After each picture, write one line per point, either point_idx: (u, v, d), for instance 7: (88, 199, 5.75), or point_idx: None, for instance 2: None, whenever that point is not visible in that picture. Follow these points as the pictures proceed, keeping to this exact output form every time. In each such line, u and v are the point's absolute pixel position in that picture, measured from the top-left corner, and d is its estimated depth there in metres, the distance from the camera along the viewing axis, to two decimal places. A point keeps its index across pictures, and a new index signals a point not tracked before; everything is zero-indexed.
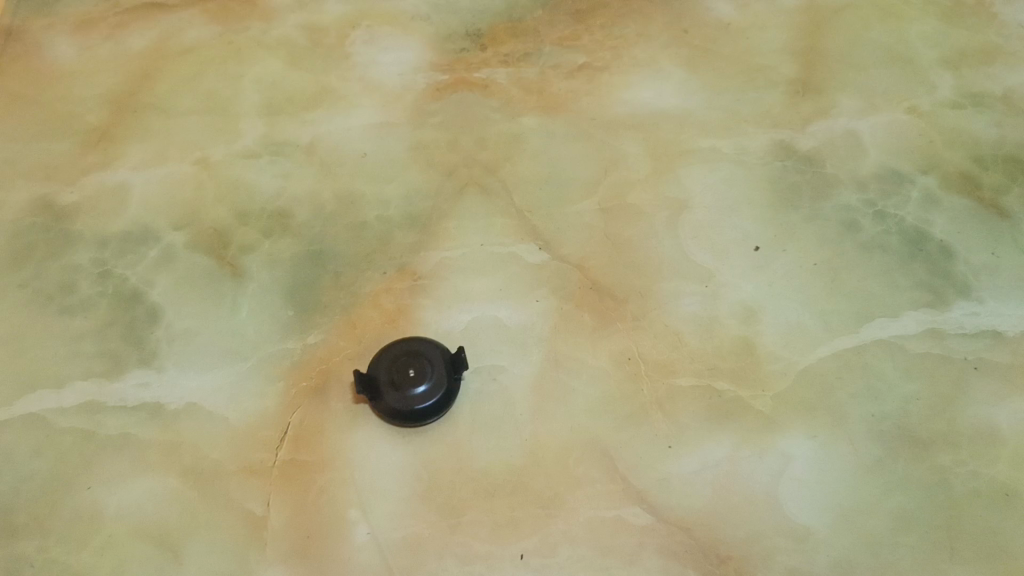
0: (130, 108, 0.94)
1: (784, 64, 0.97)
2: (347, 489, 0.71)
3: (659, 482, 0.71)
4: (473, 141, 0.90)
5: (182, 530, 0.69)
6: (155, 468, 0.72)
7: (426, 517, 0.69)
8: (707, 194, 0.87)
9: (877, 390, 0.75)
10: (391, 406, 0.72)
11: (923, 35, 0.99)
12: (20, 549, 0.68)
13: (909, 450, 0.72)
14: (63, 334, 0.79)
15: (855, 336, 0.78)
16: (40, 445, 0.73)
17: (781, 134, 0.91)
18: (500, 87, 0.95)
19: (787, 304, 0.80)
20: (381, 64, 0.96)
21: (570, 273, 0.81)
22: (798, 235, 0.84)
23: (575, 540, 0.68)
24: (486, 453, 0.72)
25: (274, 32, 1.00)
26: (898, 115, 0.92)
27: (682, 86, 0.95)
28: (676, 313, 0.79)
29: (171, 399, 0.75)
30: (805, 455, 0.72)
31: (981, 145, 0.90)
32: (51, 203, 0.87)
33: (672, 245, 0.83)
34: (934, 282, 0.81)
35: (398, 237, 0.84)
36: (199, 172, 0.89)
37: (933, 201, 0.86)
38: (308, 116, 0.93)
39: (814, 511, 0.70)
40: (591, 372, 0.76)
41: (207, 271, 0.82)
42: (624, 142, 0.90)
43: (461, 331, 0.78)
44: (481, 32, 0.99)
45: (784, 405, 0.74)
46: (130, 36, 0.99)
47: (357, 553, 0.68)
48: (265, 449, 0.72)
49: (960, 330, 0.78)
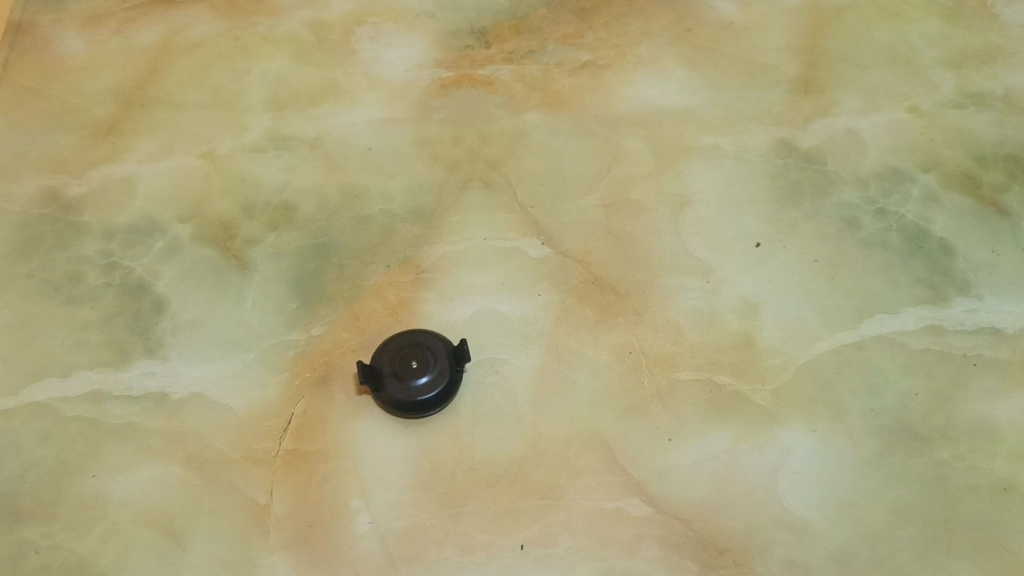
0: (137, 102, 0.95)
1: (787, 63, 0.97)
2: (350, 478, 0.71)
3: (659, 474, 0.72)
4: (476, 137, 0.91)
5: (185, 517, 0.70)
6: (159, 456, 0.72)
7: (427, 506, 0.70)
8: (709, 190, 0.87)
9: (877, 385, 0.75)
10: (393, 397, 0.73)
11: (925, 35, 1.00)
12: (26, 534, 0.69)
13: (907, 445, 0.73)
14: (69, 323, 0.80)
15: (855, 331, 0.79)
16: (46, 432, 0.74)
17: (783, 132, 0.92)
18: (504, 84, 0.95)
19: (787, 299, 0.80)
20: (386, 61, 0.97)
21: (572, 268, 0.82)
22: (799, 231, 0.85)
23: (575, 530, 0.69)
24: (488, 444, 0.73)
25: (280, 28, 1.00)
26: (900, 114, 0.93)
27: (685, 84, 0.95)
28: (677, 308, 0.80)
29: (175, 388, 0.76)
30: (804, 448, 0.73)
31: (982, 145, 0.91)
32: (58, 194, 0.88)
33: (674, 241, 0.84)
34: (933, 278, 0.82)
35: (402, 231, 0.85)
36: (205, 165, 0.90)
37: (934, 199, 0.87)
38: (313, 111, 0.93)
39: (812, 504, 0.70)
40: (592, 366, 0.77)
41: (213, 263, 0.83)
42: (627, 139, 0.91)
43: (463, 323, 0.79)
44: (485, 29, 1.00)
45: (783, 399, 0.75)
46: (138, 31, 1.00)
47: (359, 541, 0.69)
48: (269, 439, 0.73)
49: (960, 326, 0.79)
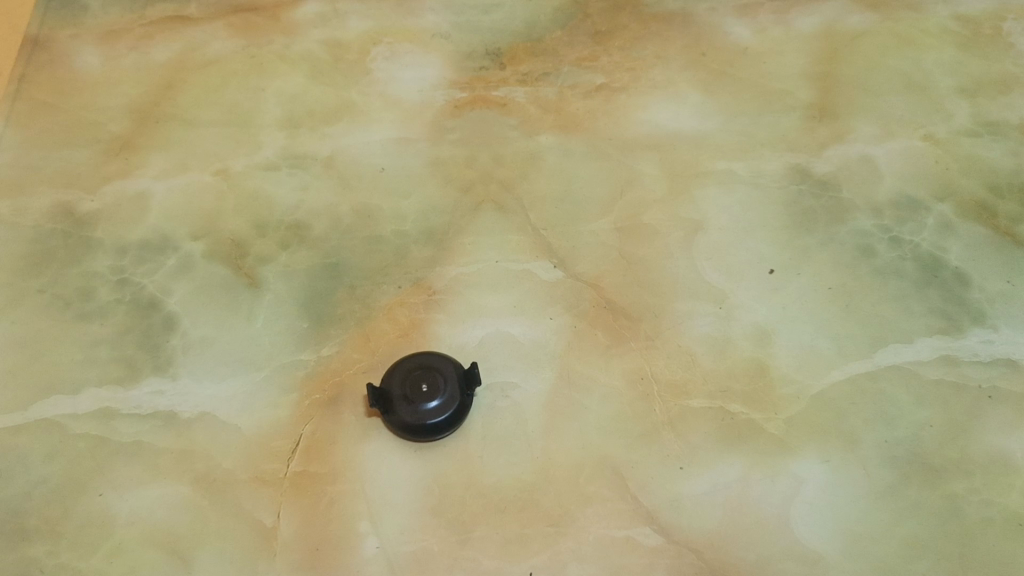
0: (152, 118, 0.95)
1: (801, 89, 0.97)
2: (358, 501, 0.71)
3: (670, 501, 0.71)
4: (490, 158, 0.91)
5: (192, 538, 0.69)
6: (167, 475, 0.72)
7: (436, 531, 0.69)
8: (723, 215, 0.87)
9: (891, 416, 0.75)
10: (403, 420, 0.72)
11: (940, 63, 1.00)
12: (31, 552, 0.69)
13: (922, 477, 0.72)
14: (80, 339, 0.80)
15: (869, 361, 0.78)
16: (54, 449, 0.73)
17: (797, 158, 0.91)
18: (518, 106, 0.96)
19: (801, 327, 0.80)
20: (400, 81, 0.97)
21: (584, 291, 0.82)
22: (813, 259, 0.84)
23: (585, 558, 0.68)
24: (497, 468, 0.72)
25: (296, 46, 1.01)
26: (914, 142, 0.93)
27: (699, 109, 0.95)
28: (689, 334, 0.79)
29: (184, 407, 0.75)
30: (817, 478, 0.72)
31: (998, 174, 0.90)
32: (72, 210, 0.88)
33: (686, 265, 0.84)
34: (948, 308, 0.81)
35: (414, 251, 0.84)
36: (219, 182, 0.90)
37: (949, 227, 0.86)
38: (327, 130, 0.94)
39: (825, 535, 0.69)
40: (604, 391, 0.76)
41: (224, 281, 0.83)
42: (640, 162, 0.91)
43: (474, 346, 0.78)
44: (501, 51, 1.00)
45: (796, 429, 0.74)
46: (155, 47, 1.01)
47: (367, 565, 0.68)
48: (277, 459, 0.73)
49: (975, 357, 0.78)
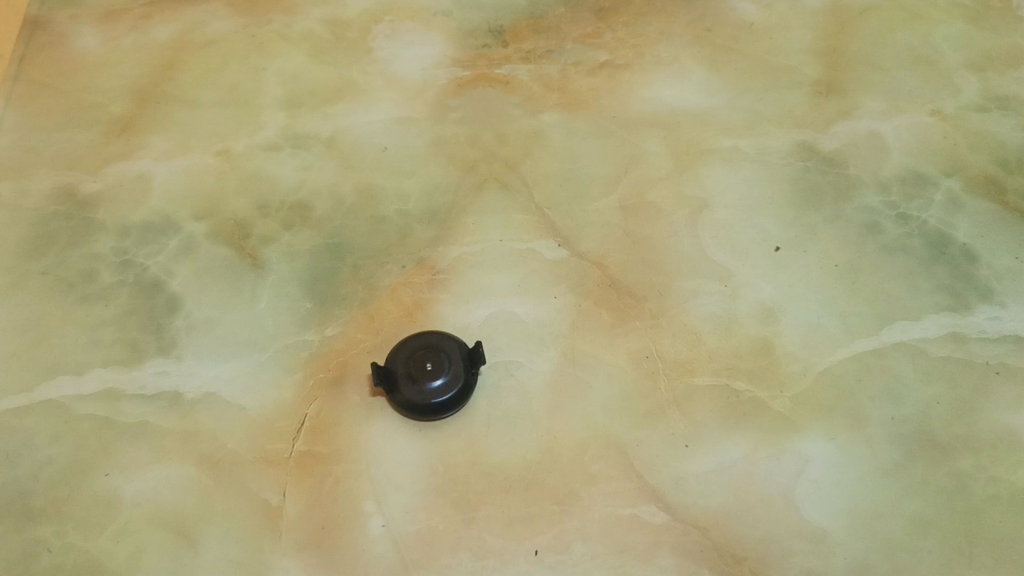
0: (153, 99, 0.94)
1: (808, 65, 0.96)
2: (364, 481, 0.71)
3: (675, 480, 0.71)
4: (493, 137, 0.90)
5: (198, 519, 0.69)
6: (172, 456, 0.72)
7: (441, 510, 0.69)
8: (727, 193, 0.86)
9: (898, 393, 0.74)
10: (407, 399, 0.72)
11: (949, 37, 0.98)
12: (38, 533, 0.69)
13: (928, 455, 0.72)
14: (84, 321, 0.80)
15: (876, 338, 0.77)
16: (59, 430, 0.74)
17: (804, 134, 0.90)
18: (521, 84, 0.94)
19: (807, 304, 0.79)
20: (402, 60, 0.96)
21: (588, 270, 0.81)
22: (820, 235, 0.84)
23: (590, 537, 0.68)
24: (501, 448, 0.72)
25: (297, 25, 1.00)
26: (922, 117, 0.91)
27: (704, 86, 0.94)
28: (695, 312, 0.79)
29: (188, 388, 0.75)
30: (823, 456, 0.71)
31: (1006, 149, 0.89)
32: (74, 192, 0.88)
33: (692, 244, 0.83)
34: (956, 285, 0.80)
35: (417, 230, 0.84)
36: (220, 163, 0.89)
37: (957, 204, 0.85)
38: (329, 109, 0.93)
39: (831, 513, 0.69)
40: (608, 370, 0.76)
41: (227, 262, 0.83)
42: (645, 140, 0.90)
43: (478, 326, 0.78)
44: (504, 28, 0.99)
45: (802, 407, 0.74)
46: (155, 27, 1.00)
47: (372, 545, 0.68)
48: (282, 440, 0.73)
49: (983, 334, 0.77)
